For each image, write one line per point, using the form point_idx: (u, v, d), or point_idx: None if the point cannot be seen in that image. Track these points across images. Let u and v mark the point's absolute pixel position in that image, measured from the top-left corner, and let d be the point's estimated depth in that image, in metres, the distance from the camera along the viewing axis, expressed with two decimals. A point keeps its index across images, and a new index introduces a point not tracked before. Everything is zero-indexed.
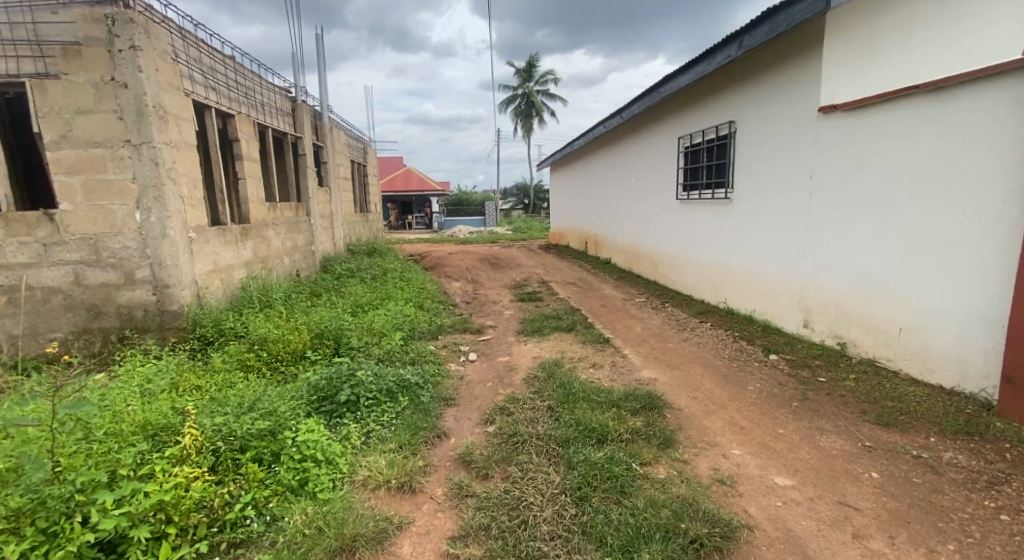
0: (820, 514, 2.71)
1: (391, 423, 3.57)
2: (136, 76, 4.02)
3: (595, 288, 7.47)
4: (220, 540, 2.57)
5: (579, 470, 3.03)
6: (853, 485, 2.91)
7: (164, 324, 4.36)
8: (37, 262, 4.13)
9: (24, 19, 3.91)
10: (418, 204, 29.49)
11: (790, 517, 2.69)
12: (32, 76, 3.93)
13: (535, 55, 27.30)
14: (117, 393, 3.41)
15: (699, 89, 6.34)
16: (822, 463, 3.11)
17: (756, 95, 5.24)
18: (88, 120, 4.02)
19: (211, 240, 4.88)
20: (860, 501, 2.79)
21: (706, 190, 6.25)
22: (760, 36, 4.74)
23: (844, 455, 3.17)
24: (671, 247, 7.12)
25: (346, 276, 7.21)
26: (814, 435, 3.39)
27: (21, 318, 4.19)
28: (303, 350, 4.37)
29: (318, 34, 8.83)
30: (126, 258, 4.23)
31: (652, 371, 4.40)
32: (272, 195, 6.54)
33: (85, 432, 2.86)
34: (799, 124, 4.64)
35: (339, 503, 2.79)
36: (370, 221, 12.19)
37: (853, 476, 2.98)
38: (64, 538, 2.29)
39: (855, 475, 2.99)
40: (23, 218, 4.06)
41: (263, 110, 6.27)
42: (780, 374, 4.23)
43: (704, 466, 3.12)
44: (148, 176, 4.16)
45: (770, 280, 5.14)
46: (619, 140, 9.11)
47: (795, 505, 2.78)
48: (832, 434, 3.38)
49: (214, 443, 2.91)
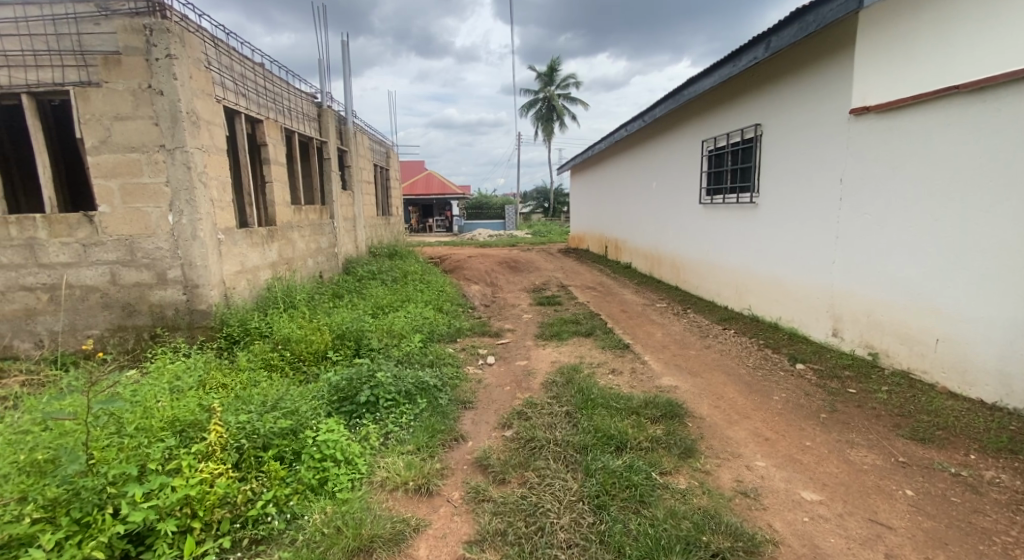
0: (851, 531, 2.62)
1: (410, 425, 3.60)
2: (171, 84, 4.17)
3: (615, 293, 7.39)
4: (243, 536, 2.64)
5: (598, 477, 3.00)
6: (886, 502, 2.80)
7: (193, 323, 4.50)
8: (77, 261, 4.31)
9: (69, 30, 4.09)
10: (440, 208, 29.88)
11: (818, 534, 2.61)
12: (75, 84, 4.12)
13: (552, 60, 27.40)
14: (147, 389, 3.53)
15: (723, 92, 6.25)
16: (852, 479, 3.00)
17: (782, 98, 5.14)
18: (125, 126, 4.19)
19: (239, 241, 5.01)
20: (893, 519, 2.68)
21: (731, 194, 6.13)
22: (788, 38, 4.66)
23: (876, 471, 3.06)
24: (694, 253, 6.99)
25: (367, 278, 7.35)
26: (844, 448, 3.28)
27: (61, 315, 4.36)
28: (325, 350, 4.43)
29: (344, 41, 9.00)
30: (159, 259, 4.38)
31: (673, 379, 4.33)
32: (298, 198, 6.69)
33: (117, 427, 2.97)
34: (829, 126, 4.52)
35: (357, 504, 2.82)
36: (392, 224, 12.34)
37: (886, 493, 2.87)
38: (96, 529, 2.38)
39: (889, 492, 2.88)
40: (65, 219, 4.23)
41: (290, 115, 6.43)
42: (807, 384, 4.11)
43: (727, 478, 3.05)
44: (181, 179, 4.30)
45: (797, 287, 5.00)
46: (642, 144, 9.02)
47: (824, 521, 2.69)
48: (863, 448, 3.27)
49: (238, 440, 2.99)
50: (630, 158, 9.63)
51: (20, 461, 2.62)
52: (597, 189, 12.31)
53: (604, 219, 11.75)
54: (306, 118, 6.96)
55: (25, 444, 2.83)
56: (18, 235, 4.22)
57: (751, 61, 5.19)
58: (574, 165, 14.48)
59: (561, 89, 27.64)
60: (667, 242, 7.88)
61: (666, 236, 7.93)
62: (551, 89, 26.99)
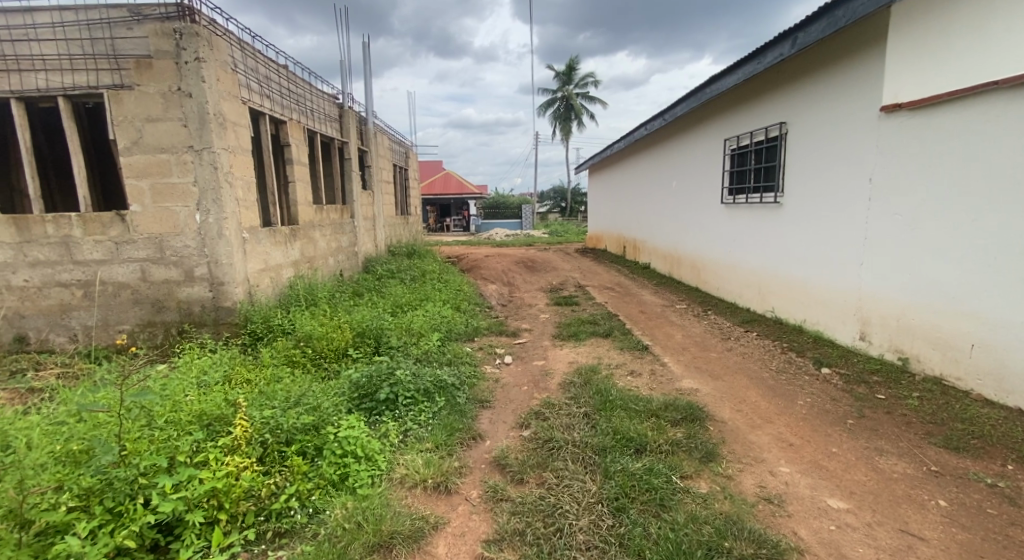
0: (880, 542, 2.54)
1: (428, 422, 3.63)
2: (199, 86, 4.29)
3: (633, 294, 7.32)
4: (267, 529, 2.69)
5: (617, 480, 2.97)
6: (917, 512, 2.72)
7: (219, 319, 4.62)
8: (109, 258, 4.46)
9: (103, 34, 4.24)
10: (458, 207, 29.98)
11: (846, 543, 2.55)
12: (109, 87, 4.26)
13: (572, 59, 27.23)
14: (176, 383, 3.64)
15: (747, 90, 6.14)
16: (882, 487, 2.92)
17: (808, 96, 5.02)
18: (156, 127, 4.32)
19: (263, 240, 5.12)
20: (925, 530, 2.60)
21: (754, 194, 6.00)
22: (816, 34, 4.53)
23: (907, 480, 2.97)
24: (715, 254, 6.86)
25: (387, 277, 7.43)
26: (873, 456, 3.19)
27: (94, 310, 4.51)
28: (345, 348, 4.49)
29: (365, 42, 9.11)
30: (187, 257, 4.51)
31: (694, 381, 4.27)
32: (320, 197, 6.80)
33: (148, 419, 3.07)
34: (858, 124, 4.39)
35: (377, 500, 2.85)
36: (410, 224, 12.44)
37: (918, 503, 2.78)
38: (127, 518, 2.46)
39: (920, 501, 2.79)
40: (99, 218, 4.38)
41: (313, 116, 6.55)
42: (833, 389, 4.00)
43: (749, 483, 2.99)
44: (208, 180, 4.42)
45: (823, 289, 4.87)
46: (661, 143, 8.92)
47: (851, 530, 2.62)
48: (892, 456, 3.17)
49: (262, 435, 3.06)
50: (651, 157, 9.51)
51: (57, 450, 2.73)
52: (615, 189, 12.21)
53: (622, 219, 11.65)
54: (328, 119, 7.08)
55: (61, 435, 2.95)
56: (55, 233, 4.37)
57: (777, 58, 5.07)
58: (591, 165, 14.37)
59: (580, 88, 27.43)
60: (687, 242, 7.76)
61: (686, 237, 7.81)
62: (569, 89, 26.86)
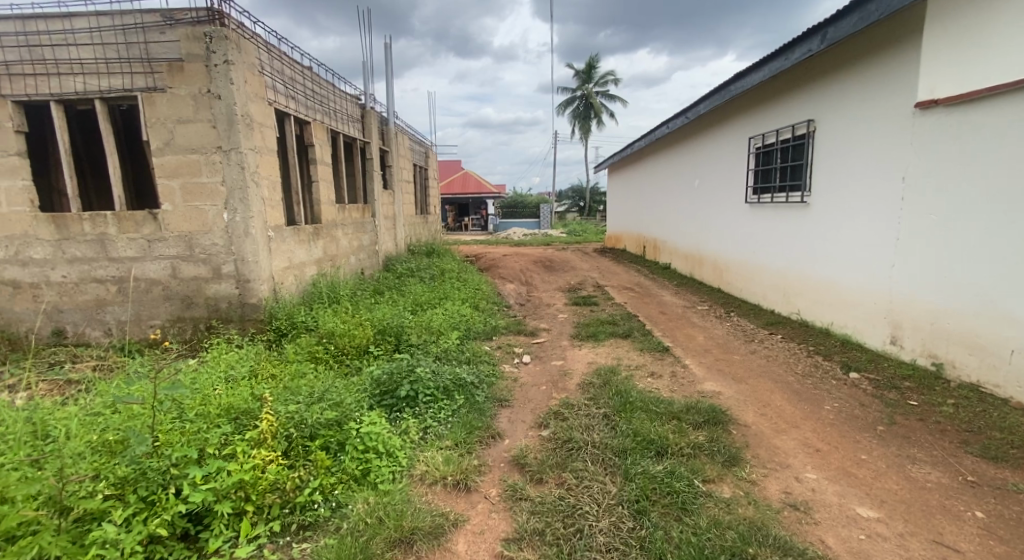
0: (913, 553, 2.47)
1: (448, 420, 3.66)
2: (228, 88, 4.41)
3: (653, 295, 7.23)
4: (292, 521, 2.75)
5: (637, 482, 2.94)
6: (953, 524, 2.63)
7: (244, 315, 4.74)
8: (142, 255, 4.61)
9: (137, 39, 4.38)
10: (476, 207, 29.99)
11: (875, 553, 2.48)
12: (143, 90, 4.40)
13: (593, 58, 27.03)
14: (205, 377, 3.74)
15: (773, 87, 5.99)
16: (914, 496, 2.82)
17: (838, 92, 4.87)
18: (187, 129, 4.45)
19: (288, 238, 5.24)
20: (961, 542, 2.52)
21: (780, 193, 5.86)
22: (847, 28, 4.38)
23: (941, 489, 2.87)
24: (738, 255, 6.72)
25: (407, 275, 7.51)
26: (905, 464, 3.08)
27: (128, 305, 4.68)
28: (367, 345, 4.55)
29: (386, 43, 9.20)
30: (215, 254, 4.63)
31: (716, 384, 4.19)
32: (343, 197, 6.91)
33: (179, 412, 3.16)
34: (891, 122, 4.24)
35: (398, 496, 2.89)
36: (429, 223, 12.52)
37: (953, 514, 2.69)
38: (160, 507, 2.55)
39: (955, 512, 2.70)
40: (132, 216, 4.54)
41: (336, 117, 6.65)
42: (862, 394, 3.88)
43: (774, 488, 2.93)
44: (236, 180, 4.54)
45: (851, 292, 4.72)
46: (683, 142, 8.79)
47: (882, 540, 2.55)
48: (925, 465, 3.07)
49: (287, 429, 3.12)
50: (672, 156, 9.36)
51: (93, 440, 2.84)
52: (635, 188, 12.08)
53: (642, 218, 11.51)
54: (351, 120, 7.18)
55: (98, 425, 3.07)
56: (91, 231, 4.55)
57: (806, 54, 4.92)
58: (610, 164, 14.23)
59: (599, 85, 27.15)
60: (710, 243, 7.62)
61: (708, 237, 7.67)
62: (589, 88, 26.68)
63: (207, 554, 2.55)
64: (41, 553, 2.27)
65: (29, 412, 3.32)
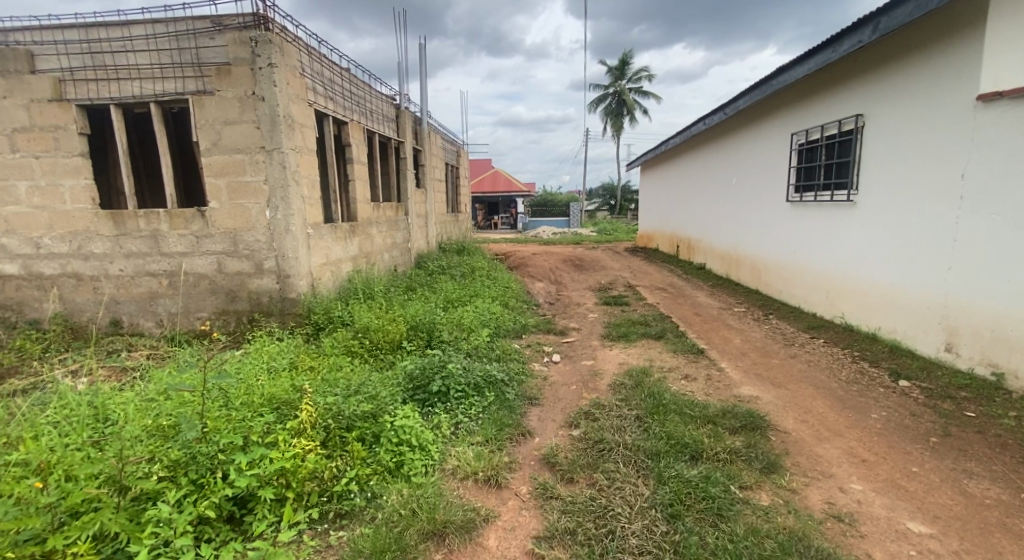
0: None
1: (478, 416, 3.69)
2: (272, 90, 4.57)
3: (687, 295, 7.05)
4: (330, 509, 2.83)
5: (671, 486, 2.88)
6: (1015, 544, 2.48)
7: (285, 309, 4.92)
8: (191, 251, 4.85)
9: (189, 44, 4.58)
10: (505, 206, 29.64)
11: None
12: (193, 93, 4.62)
13: (628, 53, 26.49)
14: (249, 368, 3.90)
15: (818, 81, 5.72)
16: (971, 513, 2.66)
17: (890, 86, 4.60)
18: (233, 130, 4.64)
19: (326, 236, 5.39)
20: None
21: (824, 191, 5.61)
22: (902, 17, 4.12)
23: (1001, 507, 2.70)
24: (779, 255, 6.46)
25: (437, 273, 7.60)
26: (961, 479, 2.91)
27: (178, 298, 4.94)
28: (400, 340, 4.64)
29: (422, 43, 9.30)
30: (258, 250, 4.82)
31: (753, 388, 4.05)
32: (378, 195, 7.05)
33: (225, 400, 3.31)
34: (951, 115, 3.97)
35: (431, 489, 2.93)
36: (459, 221, 12.58)
37: (1015, 534, 2.53)
38: (209, 490, 2.67)
39: (1017, 532, 2.54)
40: (182, 214, 4.77)
41: (372, 117, 6.79)
42: (912, 403, 3.67)
43: (816, 498, 2.81)
44: (278, 179, 4.71)
45: (902, 295, 4.47)
46: (721, 139, 8.51)
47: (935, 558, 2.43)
48: (984, 480, 2.89)
49: (326, 420, 3.20)
50: (709, 153, 9.08)
51: (148, 425, 3.00)
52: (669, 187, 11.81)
53: (676, 217, 11.24)
54: (386, 120, 7.31)
55: (153, 410, 3.25)
56: (146, 227, 4.82)
57: (855, 45, 4.66)
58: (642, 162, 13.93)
59: (633, 81, 26.61)
60: (748, 243, 7.36)
61: (746, 237, 7.41)
62: (621, 84, 26.19)
63: (251, 537, 2.65)
64: (103, 528, 2.41)
65: (91, 396, 3.56)
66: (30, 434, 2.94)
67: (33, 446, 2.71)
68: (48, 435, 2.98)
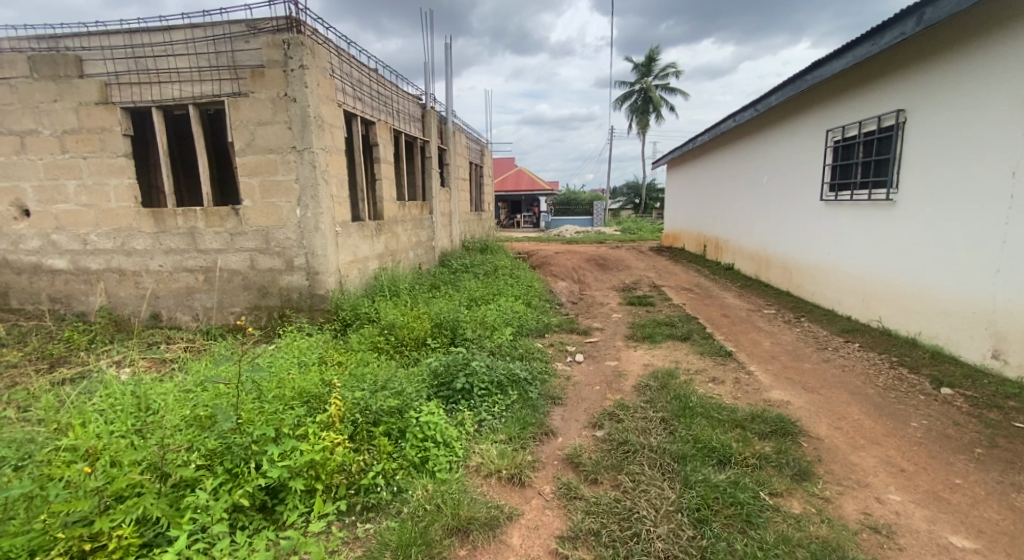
0: None
1: (502, 414, 3.69)
2: (303, 92, 4.68)
3: (715, 296, 6.90)
4: (356, 501, 2.88)
5: (698, 490, 2.82)
6: None
7: (314, 305, 5.03)
8: (225, 248, 5.01)
9: (226, 48, 4.72)
10: (529, 205, 29.36)
11: None
12: (229, 95, 4.76)
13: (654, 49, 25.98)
14: (281, 362, 4.00)
15: (856, 75, 5.49)
16: (1020, 529, 2.53)
17: (934, 80, 4.39)
18: (266, 130, 4.76)
19: (353, 234, 5.49)
20: None
21: (861, 190, 5.40)
22: (948, 8, 3.91)
23: None
24: (812, 256, 6.25)
25: (462, 271, 7.65)
26: (1009, 492, 2.76)
27: (213, 294, 5.11)
28: (425, 337, 4.68)
29: (449, 43, 9.36)
30: (288, 248, 4.94)
31: (784, 393, 3.93)
32: (404, 194, 7.14)
33: (258, 393, 3.40)
34: (1004, 110, 3.76)
35: (455, 485, 2.96)
36: (483, 220, 12.62)
37: None
38: (243, 479, 2.75)
39: None
40: (218, 212, 4.93)
41: (399, 117, 6.87)
42: (955, 412, 3.49)
43: (851, 508, 2.71)
44: (308, 178, 4.82)
45: (946, 297, 4.26)
46: (752, 135, 8.28)
47: None
48: None
49: (354, 415, 3.26)
50: (739, 151, 8.84)
51: (186, 415, 3.10)
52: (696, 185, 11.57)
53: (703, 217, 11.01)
54: (413, 119, 7.38)
55: (190, 401, 3.37)
56: (184, 225, 5.00)
57: (898, 37, 4.45)
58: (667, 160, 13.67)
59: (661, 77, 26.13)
60: (779, 243, 7.14)
61: (778, 236, 7.19)
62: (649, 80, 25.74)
63: (283, 526, 2.71)
64: (145, 513, 2.51)
65: (133, 386, 3.71)
66: (78, 421, 3.08)
67: (82, 432, 2.84)
68: (95, 422, 3.12)
